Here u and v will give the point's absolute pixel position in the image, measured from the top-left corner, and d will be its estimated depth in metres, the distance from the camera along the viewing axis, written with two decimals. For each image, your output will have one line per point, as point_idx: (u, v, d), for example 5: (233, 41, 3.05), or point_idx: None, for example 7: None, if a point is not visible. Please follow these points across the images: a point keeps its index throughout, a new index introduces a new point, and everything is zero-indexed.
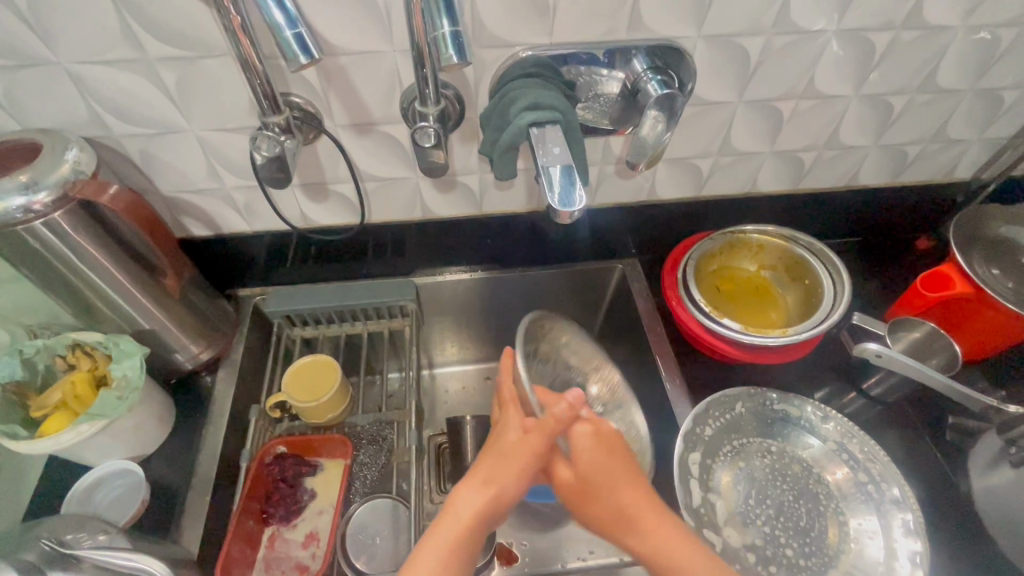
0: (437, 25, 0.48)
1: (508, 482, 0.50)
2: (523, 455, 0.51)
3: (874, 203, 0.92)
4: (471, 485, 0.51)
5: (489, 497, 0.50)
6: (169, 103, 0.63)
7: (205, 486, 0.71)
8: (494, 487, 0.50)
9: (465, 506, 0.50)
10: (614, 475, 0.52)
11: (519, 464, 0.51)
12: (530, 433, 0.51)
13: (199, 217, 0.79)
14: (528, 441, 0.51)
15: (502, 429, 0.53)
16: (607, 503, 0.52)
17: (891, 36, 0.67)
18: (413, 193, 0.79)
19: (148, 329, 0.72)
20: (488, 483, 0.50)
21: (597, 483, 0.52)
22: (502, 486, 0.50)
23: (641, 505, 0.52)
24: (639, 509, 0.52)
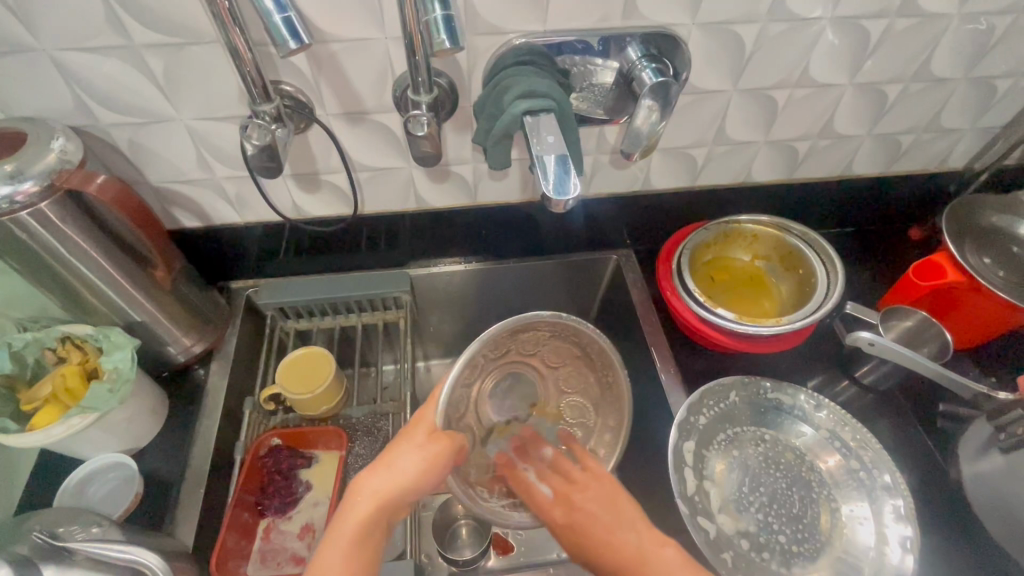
0: (429, 8, 0.48)
1: (410, 479, 0.52)
2: (432, 457, 0.53)
3: (867, 193, 0.92)
4: (377, 476, 0.52)
5: (393, 487, 0.52)
6: (157, 91, 0.62)
7: (200, 479, 0.71)
8: (395, 476, 0.52)
9: (365, 499, 0.51)
10: (603, 519, 0.53)
11: (423, 463, 0.53)
12: (435, 438, 0.54)
13: (190, 208, 0.78)
14: (438, 447, 0.53)
15: (408, 431, 0.55)
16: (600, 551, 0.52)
17: (886, 23, 0.67)
18: (407, 183, 0.78)
19: (140, 322, 0.71)
20: (391, 474, 0.52)
21: (586, 534, 0.53)
22: (406, 475, 0.52)
23: (626, 536, 0.53)
24: (627, 538, 0.53)
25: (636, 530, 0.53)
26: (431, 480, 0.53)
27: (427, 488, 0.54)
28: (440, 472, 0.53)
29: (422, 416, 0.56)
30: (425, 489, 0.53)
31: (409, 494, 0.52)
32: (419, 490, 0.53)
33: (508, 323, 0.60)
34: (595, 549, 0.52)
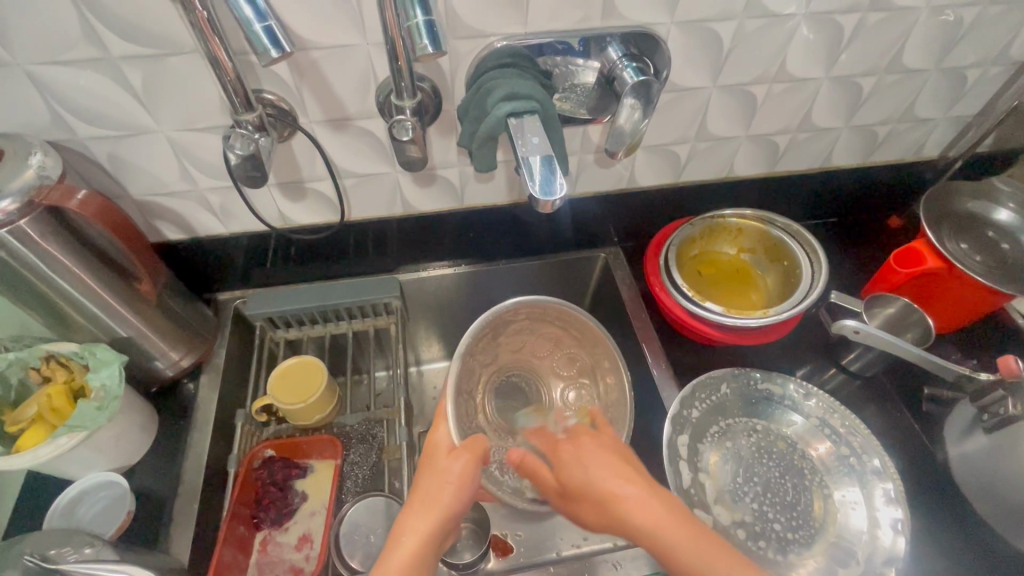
0: (410, 14, 0.48)
1: (446, 501, 0.53)
2: (462, 475, 0.54)
3: (847, 183, 0.94)
4: (414, 514, 0.52)
5: (433, 517, 0.52)
6: (136, 103, 0.61)
7: (193, 494, 0.70)
8: (433, 507, 0.52)
9: (409, 536, 0.51)
10: (597, 464, 0.52)
11: (456, 480, 0.54)
12: (458, 454, 0.55)
13: (174, 221, 0.77)
14: (463, 461, 0.55)
15: (431, 461, 0.57)
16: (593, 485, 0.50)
17: (858, 18, 0.69)
18: (393, 189, 0.78)
19: (126, 337, 0.70)
20: (429, 505, 0.52)
21: (585, 470, 0.52)
22: (444, 502, 0.52)
23: (626, 485, 0.49)
24: (622, 489, 0.49)
25: (641, 482, 0.50)
26: (467, 494, 0.54)
27: (465, 506, 0.55)
28: (473, 484, 0.54)
29: (436, 441, 0.59)
30: (463, 507, 0.54)
31: (449, 519, 0.53)
32: (457, 509, 0.53)
33: (488, 319, 0.71)
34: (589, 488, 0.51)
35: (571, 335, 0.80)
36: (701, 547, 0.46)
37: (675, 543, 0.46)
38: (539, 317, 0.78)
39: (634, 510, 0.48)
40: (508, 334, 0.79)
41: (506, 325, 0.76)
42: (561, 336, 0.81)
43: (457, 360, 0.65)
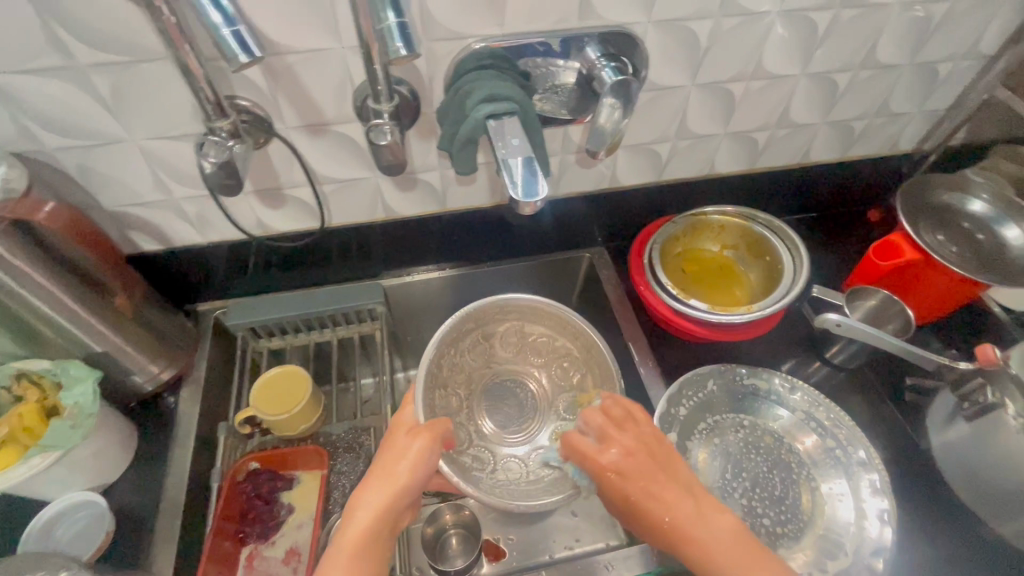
0: (382, 17, 0.48)
1: (404, 478, 0.53)
2: (422, 454, 0.54)
3: (826, 179, 0.95)
4: (372, 489, 0.52)
5: (391, 491, 0.51)
6: (106, 112, 0.60)
7: (175, 511, 0.69)
8: (391, 480, 0.52)
9: (363, 511, 0.50)
10: (647, 483, 0.53)
11: (414, 457, 0.54)
12: (419, 433, 0.56)
13: (149, 232, 0.75)
14: (422, 437, 0.55)
15: (390, 438, 0.57)
16: (642, 502, 0.53)
17: (832, 15, 0.69)
18: (373, 194, 0.77)
19: (103, 352, 0.68)
20: (386, 480, 0.52)
21: (631, 487, 0.54)
22: (402, 475, 0.53)
23: (681, 503, 0.52)
24: (678, 510, 0.52)
25: (693, 499, 0.53)
26: (426, 470, 0.54)
27: (424, 484, 0.54)
28: (431, 464, 0.55)
29: (399, 420, 0.59)
30: (421, 484, 0.54)
31: (406, 496, 0.52)
32: (416, 489, 0.53)
33: (471, 308, 0.76)
34: (637, 504, 0.54)
35: (554, 331, 0.81)
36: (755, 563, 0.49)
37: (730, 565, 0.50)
38: (514, 315, 0.81)
39: (690, 529, 0.51)
40: (492, 335, 0.83)
41: (485, 324, 0.80)
42: (546, 332, 0.82)
43: (429, 356, 0.71)
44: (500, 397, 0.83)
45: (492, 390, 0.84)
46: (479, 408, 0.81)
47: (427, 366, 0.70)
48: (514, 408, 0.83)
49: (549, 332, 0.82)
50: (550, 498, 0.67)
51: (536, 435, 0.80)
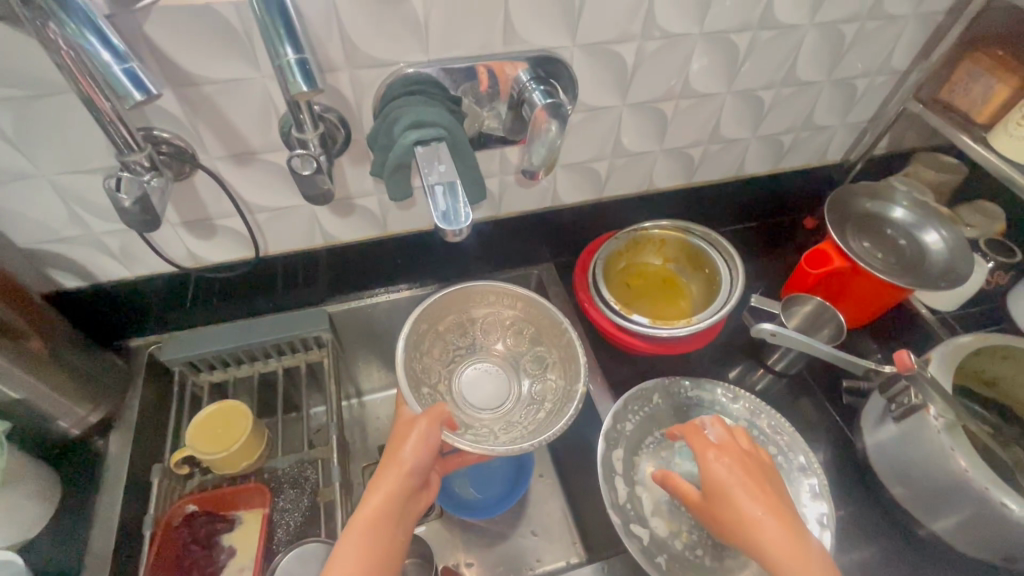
0: (280, 52, 0.46)
1: (409, 461, 0.59)
2: (423, 436, 0.60)
3: (762, 189, 0.98)
4: (383, 475, 0.58)
5: (397, 474, 0.58)
6: (9, 148, 0.57)
7: (103, 564, 0.65)
8: (398, 465, 0.59)
9: (374, 495, 0.57)
10: (748, 505, 0.55)
11: (417, 440, 0.60)
12: (420, 418, 0.62)
13: (69, 268, 0.72)
14: (422, 421, 0.61)
15: (397, 428, 0.64)
16: (744, 522, 0.54)
17: (751, 36, 0.72)
18: (310, 221, 0.76)
19: (19, 399, 0.64)
20: (393, 465, 0.59)
21: (739, 503, 0.55)
22: (406, 459, 0.59)
23: (776, 525, 0.54)
24: (773, 532, 0.53)
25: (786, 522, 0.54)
26: (427, 451, 0.60)
27: (429, 463, 0.60)
28: (433, 444, 0.60)
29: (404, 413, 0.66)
30: (426, 464, 0.60)
31: (412, 476, 0.59)
32: (420, 469, 0.59)
33: (415, 309, 0.77)
34: (739, 520, 0.55)
35: (499, 303, 0.84)
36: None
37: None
38: (456, 304, 0.82)
39: (785, 553, 0.52)
40: (443, 332, 0.83)
41: (436, 318, 0.81)
42: (491, 308, 0.84)
43: (400, 362, 0.72)
44: (470, 382, 0.83)
45: (460, 379, 0.83)
46: (461, 400, 0.81)
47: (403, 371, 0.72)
48: (485, 385, 0.83)
49: (493, 308, 0.84)
50: (557, 427, 0.70)
51: (515, 399, 0.82)
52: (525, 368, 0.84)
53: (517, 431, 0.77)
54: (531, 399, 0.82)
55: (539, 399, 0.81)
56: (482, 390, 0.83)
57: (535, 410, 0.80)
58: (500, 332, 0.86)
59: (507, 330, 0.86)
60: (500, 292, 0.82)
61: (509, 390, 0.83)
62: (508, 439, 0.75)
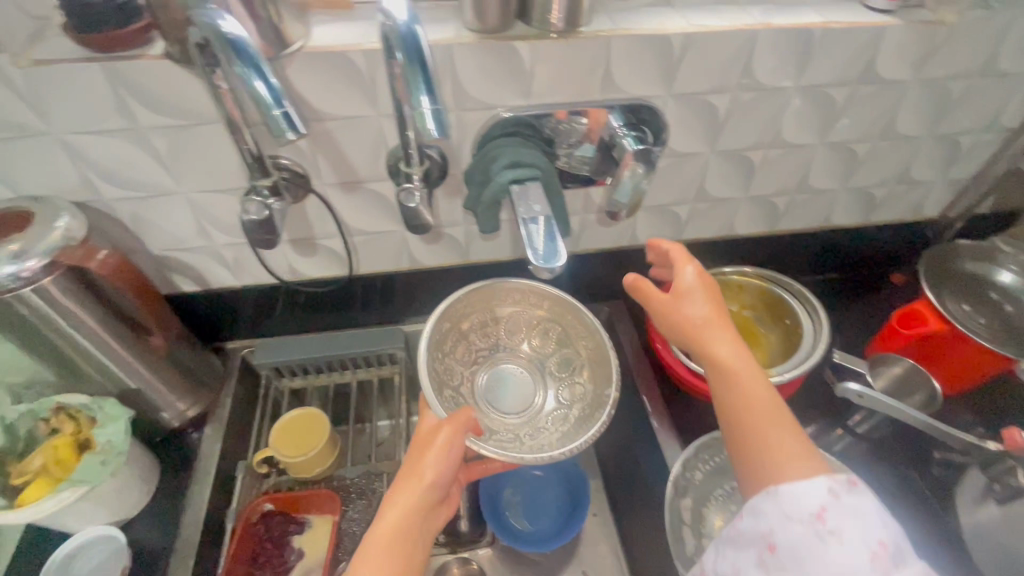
0: (417, 103, 0.48)
1: (428, 475, 0.56)
2: (443, 448, 0.57)
3: (847, 242, 0.95)
4: (399, 487, 0.56)
5: (416, 490, 0.55)
6: (160, 167, 0.65)
7: (188, 550, 0.70)
8: (415, 478, 0.56)
9: (392, 511, 0.54)
10: (704, 319, 0.54)
11: (438, 451, 0.57)
12: (442, 428, 0.59)
13: (188, 274, 0.80)
14: (446, 429, 0.58)
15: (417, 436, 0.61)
16: (700, 335, 0.54)
17: (850, 90, 0.71)
18: (400, 245, 0.81)
19: (135, 388, 0.72)
20: (410, 478, 0.56)
21: (689, 313, 0.55)
22: (425, 473, 0.56)
23: (724, 349, 0.52)
24: (726, 353, 0.52)
25: (739, 349, 0.52)
26: (447, 465, 0.57)
27: (450, 478, 0.57)
28: (454, 458, 0.58)
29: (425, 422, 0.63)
30: (446, 480, 0.57)
31: (432, 493, 0.56)
32: (440, 484, 0.56)
33: (443, 311, 0.76)
34: (692, 329, 0.55)
35: (523, 302, 0.83)
36: (779, 420, 0.48)
37: (761, 405, 0.48)
38: (481, 303, 0.81)
39: (742, 376, 0.51)
40: (466, 331, 0.82)
41: (461, 318, 0.80)
42: (515, 308, 0.83)
43: (424, 365, 0.71)
44: (494, 385, 0.83)
45: (484, 381, 0.83)
46: (485, 404, 0.80)
47: (426, 376, 0.70)
48: (510, 391, 0.83)
49: (519, 306, 0.83)
50: (590, 436, 0.70)
51: (541, 404, 0.82)
52: (551, 371, 0.84)
53: (545, 440, 0.77)
54: (556, 406, 0.81)
55: (566, 407, 0.81)
56: (505, 396, 0.82)
57: (562, 416, 0.80)
58: (523, 333, 0.85)
59: (532, 330, 0.85)
60: (527, 291, 0.81)
61: (534, 395, 0.83)
62: (537, 447, 0.75)
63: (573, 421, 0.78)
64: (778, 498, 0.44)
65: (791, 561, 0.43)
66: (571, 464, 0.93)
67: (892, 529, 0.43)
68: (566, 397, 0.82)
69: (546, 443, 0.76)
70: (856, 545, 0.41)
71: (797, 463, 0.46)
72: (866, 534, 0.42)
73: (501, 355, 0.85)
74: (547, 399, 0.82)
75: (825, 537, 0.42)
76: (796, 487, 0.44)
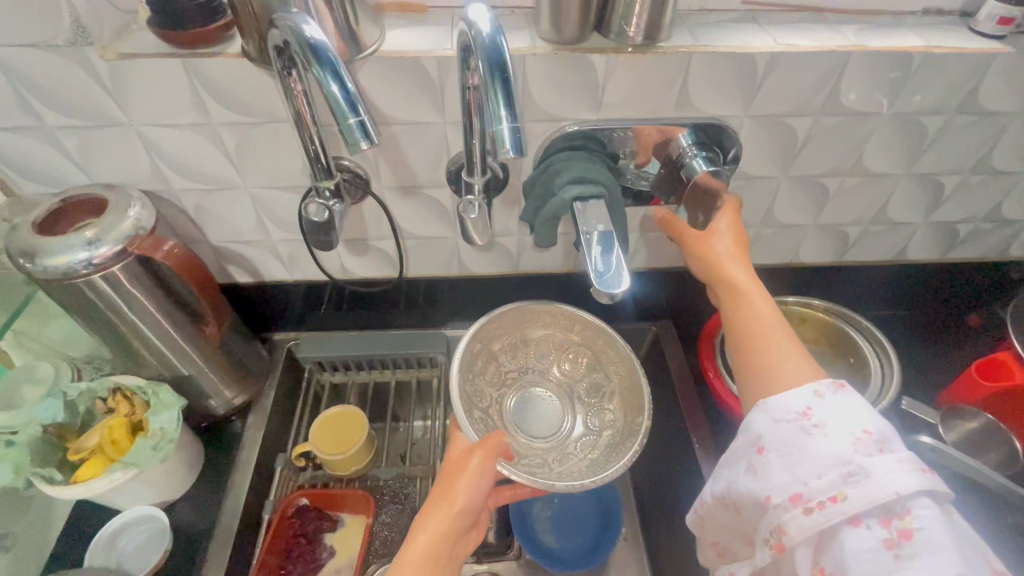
0: (496, 119, 0.45)
1: (460, 498, 0.55)
2: (476, 472, 0.57)
3: (921, 278, 0.89)
4: (431, 507, 0.55)
5: (449, 513, 0.54)
6: (228, 162, 0.66)
7: (227, 538, 0.71)
8: (447, 501, 0.55)
9: (424, 533, 0.53)
10: (725, 251, 0.58)
11: (471, 476, 0.56)
12: (475, 451, 0.58)
13: (244, 265, 0.81)
14: (479, 455, 0.58)
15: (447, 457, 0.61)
16: (718, 262, 0.58)
17: (944, 120, 0.66)
18: (451, 251, 0.80)
19: (188, 376, 0.73)
20: (443, 500, 0.55)
21: (712, 244, 0.59)
22: (458, 496, 0.55)
23: (740, 275, 0.56)
24: (741, 277, 0.56)
25: (754, 278, 0.56)
26: (479, 491, 0.56)
27: (480, 504, 0.56)
28: (485, 483, 0.57)
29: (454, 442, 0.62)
30: (477, 505, 0.56)
31: (462, 518, 0.54)
32: (471, 509, 0.55)
33: (476, 329, 0.76)
34: (712, 256, 0.58)
35: (555, 326, 0.82)
36: (779, 338, 0.51)
37: (763, 325, 0.52)
38: (513, 324, 0.80)
39: (751, 298, 0.54)
40: (497, 352, 0.81)
41: (492, 339, 0.79)
42: (546, 331, 0.82)
43: (454, 382, 0.71)
44: (522, 408, 0.81)
45: (512, 403, 0.81)
46: (514, 426, 0.79)
47: (456, 392, 0.70)
48: (537, 415, 0.81)
49: (549, 329, 0.82)
50: (621, 466, 0.68)
51: (569, 430, 0.80)
52: (582, 397, 0.82)
53: (575, 467, 0.75)
54: (584, 434, 0.79)
55: (595, 434, 0.79)
56: (533, 419, 0.80)
57: (590, 443, 0.78)
58: (554, 356, 0.84)
59: (562, 354, 0.83)
60: (559, 314, 0.80)
61: (562, 421, 0.81)
62: (566, 474, 0.73)
63: (603, 449, 0.76)
64: (766, 408, 0.47)
65: (778, 456, 0.45)
66: (607, 486, 0.90)
67: (887, 429, 0.44)
68: (595, 424, 0.80)
69: (575, 471, 0.74)
70: (838, 433, 0.43)
71: (786, 371, 0.49)
72: (849, 426, 0.43)
73: (530, 378, 0.83)
74: (575, 426, 0.80)
75: (810, 430, 0.44)
76: (784, 395, 0.47)
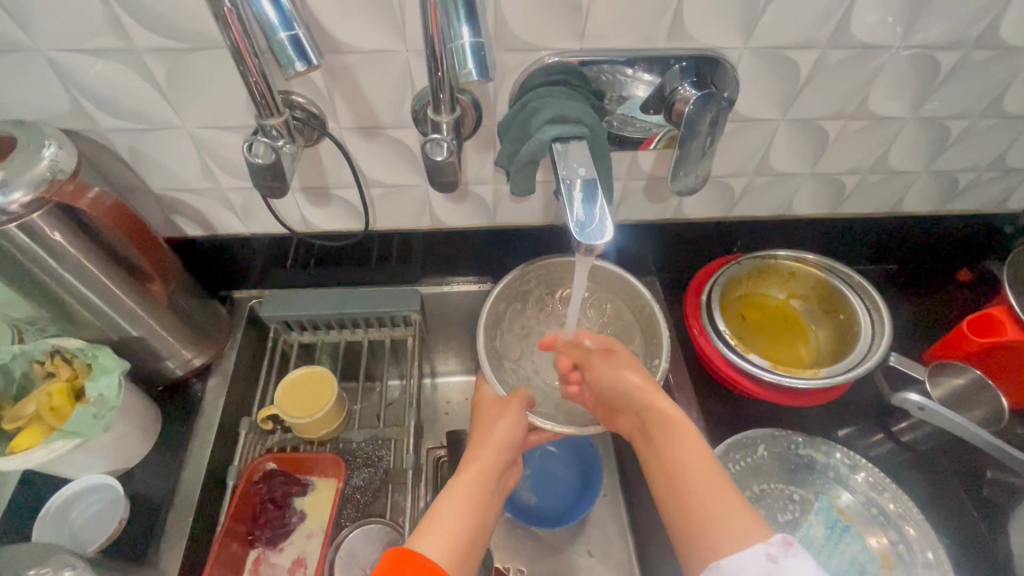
0: (456, 33, 0.41)
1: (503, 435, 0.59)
2: (513, 415, 0.62)
3: (915, 231, 0.85)
4: (475, 446, 0.59)
5: (498, 445, 0.58)
6: (160, 97, 0.58)
7: (188, 504, 0.68)
8: (493, 437, 0.59)
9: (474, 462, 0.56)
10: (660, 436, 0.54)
11: (510, 420, 0.61)
12: (510, 400, 0.64)
13: (193, 217, 0.74)
14: (512, 405, 0.63)
15: (480, 411, 0.65)
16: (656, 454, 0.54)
17: (960, 55, 0.61)
18: (422, 201, 0.73)
19: (137, 337, 0.67)
20: (487, 439, 0.59)
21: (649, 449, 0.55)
22: (501, 433, 0.60)
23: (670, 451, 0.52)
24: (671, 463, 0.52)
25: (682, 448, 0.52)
26: (517, 431, 0.61)
27: (519, 443, 0.61)
28: (522, 424, 0.62)
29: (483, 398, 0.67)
30: (518, 442, 0.60)
31: (505, 452, 0.58)
32: (512, 444, 0.60)
33: (499, 287, 0.74)
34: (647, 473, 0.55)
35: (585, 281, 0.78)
36: (712, 501, 0.48)
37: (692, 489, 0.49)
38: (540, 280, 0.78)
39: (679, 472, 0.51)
40: (523, 307, 0.80)
41: (517, 296, 0.78)
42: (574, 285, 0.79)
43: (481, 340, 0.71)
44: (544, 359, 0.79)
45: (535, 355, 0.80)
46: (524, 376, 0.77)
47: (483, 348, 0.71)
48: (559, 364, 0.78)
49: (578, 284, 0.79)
50: None
51: None
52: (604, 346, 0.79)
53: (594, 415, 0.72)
54: None
55: None
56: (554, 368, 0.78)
57: None
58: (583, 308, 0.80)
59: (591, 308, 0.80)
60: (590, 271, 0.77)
61: None
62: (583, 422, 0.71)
63: None
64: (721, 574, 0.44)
65: None
66: (587, 443, 0.88)
67: None
68: None
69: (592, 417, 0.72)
70: None
71: (735, 529, 0.45)
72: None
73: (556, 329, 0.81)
74: None
75: None
76: (738, 559, 0.43)
